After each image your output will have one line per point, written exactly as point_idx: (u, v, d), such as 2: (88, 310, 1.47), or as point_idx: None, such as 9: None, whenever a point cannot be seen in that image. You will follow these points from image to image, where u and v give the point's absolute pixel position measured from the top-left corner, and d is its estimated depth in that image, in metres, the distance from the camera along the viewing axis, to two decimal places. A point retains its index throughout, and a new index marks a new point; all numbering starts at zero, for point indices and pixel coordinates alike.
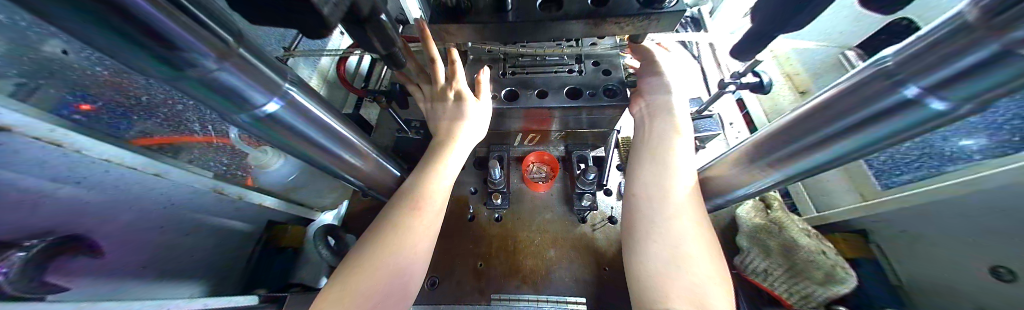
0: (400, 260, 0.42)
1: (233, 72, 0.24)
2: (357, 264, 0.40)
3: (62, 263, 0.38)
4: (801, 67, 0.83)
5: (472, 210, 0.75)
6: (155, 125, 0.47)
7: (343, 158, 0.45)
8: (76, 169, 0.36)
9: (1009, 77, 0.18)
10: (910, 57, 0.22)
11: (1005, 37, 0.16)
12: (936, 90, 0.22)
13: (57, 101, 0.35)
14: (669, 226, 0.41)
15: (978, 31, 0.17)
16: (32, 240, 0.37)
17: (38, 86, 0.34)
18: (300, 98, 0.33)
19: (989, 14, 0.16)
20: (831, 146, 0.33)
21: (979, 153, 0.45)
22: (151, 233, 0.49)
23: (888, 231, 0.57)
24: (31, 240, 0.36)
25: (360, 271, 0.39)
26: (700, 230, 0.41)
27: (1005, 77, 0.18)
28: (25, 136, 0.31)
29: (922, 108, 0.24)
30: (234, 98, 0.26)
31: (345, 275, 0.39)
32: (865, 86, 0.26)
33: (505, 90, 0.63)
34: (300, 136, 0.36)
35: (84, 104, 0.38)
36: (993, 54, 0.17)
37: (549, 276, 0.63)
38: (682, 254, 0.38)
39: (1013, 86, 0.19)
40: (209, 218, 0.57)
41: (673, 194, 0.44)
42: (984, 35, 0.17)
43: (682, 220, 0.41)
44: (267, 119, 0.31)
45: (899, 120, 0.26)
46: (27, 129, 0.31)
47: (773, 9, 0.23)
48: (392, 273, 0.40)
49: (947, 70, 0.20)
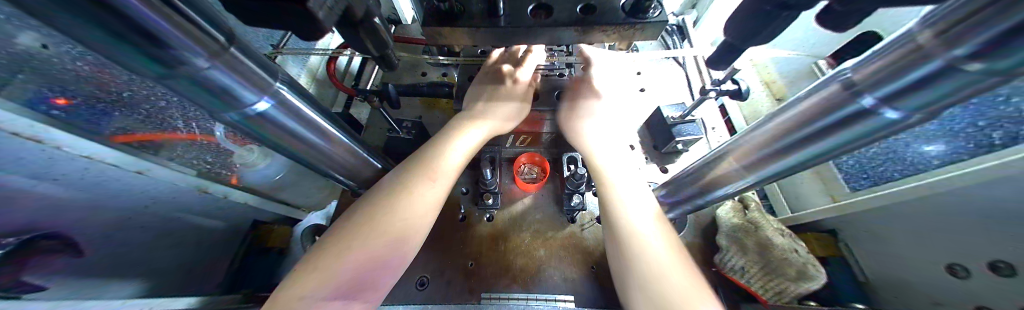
0: (375, 255, 0.39)
1: (224, 70, 0.24)
2: (331, 252, 0.37)
3: (39, 264, 0.36)
4: (777, 76, 0.87)
5: (464, 211, 0.75)
6: (138, 121, 0.47)
7: (331, 156, 0.45)
8: (55, 166, 0.36)
9: (951, 90, 0.20)
10: (869, 70, 0.24)
11: (950, 54, 0.17)
12: (890, 101, 0.24)
13: (30, 94, 0.34)
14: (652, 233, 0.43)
15: (927, 47, 0.19)
16: (8, 237, 0.36)
17: (11, 79, 0.33)
18: (290, 97, 0.33)
19: (934, 33, 0.18)
20: (798, 152, 0.35)
21: (933, 158, 0.49)
22: (133, 232, 0.48)
23: (858, 231, 0.60)
24: (6, 238, 0.35)
25: (336, 260, 0.37)
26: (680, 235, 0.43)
27: (951, 88, 0.20)
28: (7, 132, 0.31)
29: (876, 117, 0.26)
30: (225, 96, 0.26)
31: (317, 263, 0.36)
32: (827, 96, 0.29)
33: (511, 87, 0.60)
34: (288, 133, 0.36)
35: (61, 98, 0.37)
36: (939, 68, 0.19)
37: (539, 275, 0.64)
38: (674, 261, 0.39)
39: (957, 97, 0.21)
40: (194, 217, 0.55)
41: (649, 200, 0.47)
42: (933, 50, 0.19)
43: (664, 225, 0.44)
44: (256, 117, 0.31)
45: (857, 128, 0.28)
46: (6, 125, 0.30)
47: (745, 25, 0.25)
48: (365, 268, 0.37)
49: (902, 80, 0.22)
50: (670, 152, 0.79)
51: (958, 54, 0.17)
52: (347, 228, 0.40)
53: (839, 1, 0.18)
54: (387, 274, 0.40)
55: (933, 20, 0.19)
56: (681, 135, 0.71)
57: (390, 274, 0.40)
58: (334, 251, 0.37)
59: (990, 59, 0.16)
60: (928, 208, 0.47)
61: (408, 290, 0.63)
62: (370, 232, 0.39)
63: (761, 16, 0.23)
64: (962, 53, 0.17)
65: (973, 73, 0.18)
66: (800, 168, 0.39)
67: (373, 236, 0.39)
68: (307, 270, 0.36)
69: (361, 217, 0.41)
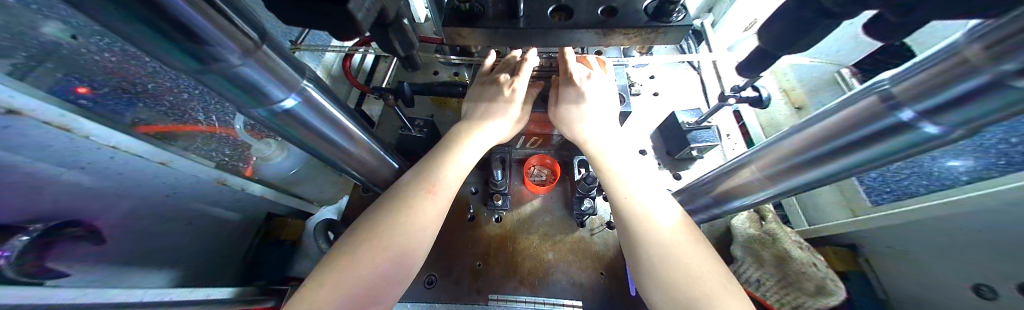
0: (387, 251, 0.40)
1: (255, 68, 0.24)
2: (349, 250, 0.39)
3: (60, 250, 0.37)
4: (797, 84, 0.85)
5: (472, 211, 0.75)
6: (161, 113, 0.48)
7: (353, 155, 0.45)
8: (79, 155, 0.36)
9: (998, 106, 0.19)
10: (909, 83, 0.23)
11: (999, 69, 0.17)
12: (931, 115, 0.23)
13: (54, 82, 0.34)
14: (663, 239, 0.42)
15: (973, 61, 0.18)
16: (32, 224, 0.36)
17: (38, 67, 0.34)
18: (316, 95, 0.33)
19: (983, 46, 0.17)
20: (825, 165, 0.34)
21: (963, 174, 0.47)
22: (156, 222, 0.48)
23: (879, 246, 0.58)
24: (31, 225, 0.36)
25: (353, 257, 0.38)
26: (694, 240, 0.42)
27: (1001, 106, 0.19)
28: (37, 121, 0.31)
29: (914, 131, 0.25)
30: (254, 92, 0.26)
31: (337, 261, 0.38)
32: (860, 108, 0.28)
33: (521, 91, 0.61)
34: (313, 131, 0.36)
35: (82, 87, 0.37)
36: (986, 84, 0.18)
37: (548, 278, 0.64)
38: (686, 270, 0.38)
39: (1006, 114, 0.20)
40: (210, 208, 0.56)
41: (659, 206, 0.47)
42: (978, 65, 0.18)
43: (675, 231, 0.43)
44: (283, 114, 0.31)
45: (892, 142, 0.27)
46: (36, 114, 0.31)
47: (778, 32, 0.25)
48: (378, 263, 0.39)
49: (945, 94, 0.21)
50: (683, 158, 0.77)
51: (1007, 70, 0.16)
52: (364, 228, 0.42)
53: (883, 9, 0.18)
54: (399, 270, 0.41)
55: (979, 34, 0.18)
56: (697, 141, 0.70)
57: (402, 271, 0.41)
58: (351, 248, 0.39)
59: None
60: (956, 226, 0.45)
61: (415, 287, 0.63)
62: (384, 231, 0.41)
63: (799, 24, 0.22)
64: (1013, 69, 0.16)
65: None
66: (822, 183, 0.38)
67: (387, 235, 0.41)
68: (327, 266, 0.38)
69: (376, 218, 0.43)
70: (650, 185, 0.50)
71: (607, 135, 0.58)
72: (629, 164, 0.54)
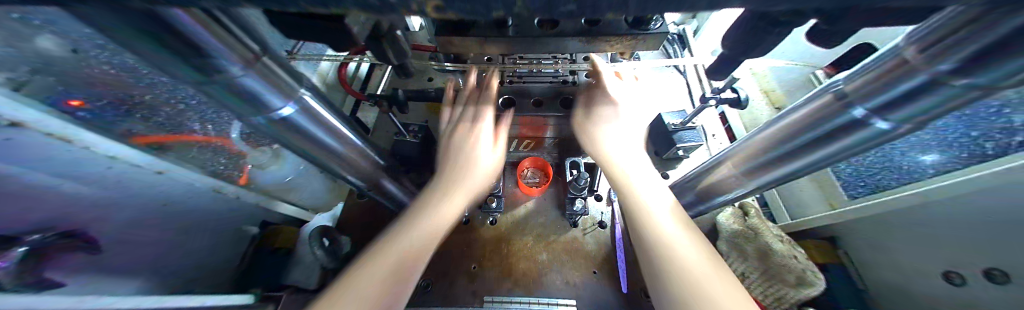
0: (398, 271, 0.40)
1: (255, 78, 0.26)
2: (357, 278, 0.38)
3: (59, 260, 0.37)
4: (775, 85, 0.89)
5: (467, 214, 0.76)
6: (157, 124, 0.48)
7: (347, 162, 0.46)
8: (79, 165, 0.38)
9: (934, 103, 0.21)
10: (859, 82, 0.25)
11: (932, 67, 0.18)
12: (881, 112, 0.25)
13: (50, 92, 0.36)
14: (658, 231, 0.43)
15: (913, 62, 0.20)
16: (32, 234, 0.36)
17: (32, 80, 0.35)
18: (312, 102, 0.34)
19: (920, 49, 0.19)
20: (794, 161, 0.36)
21: (930, 167, 0.49)
22: (149, 232, 0.48)
23: (857, 239, 0.60)
24: (31, 235, 0.36)
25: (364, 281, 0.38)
26: (693, 237, 0.42)
27: (939, 101, 0.21)
28: None
29: (869, 128, 0.26)
30: (254, 103, 0.27)
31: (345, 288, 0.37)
32: (821, 106, 0.29)
33: (501, 98, 0.69)
34: (310, 139, 0.37)
35: (75, 100, 0.39)
36: (924, 82, 0.20)
37: (541, 279, 0.65)
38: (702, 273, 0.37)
39: (943, 108, 0.21)
40: (204, 217, 0.56)
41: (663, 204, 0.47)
42: (919, 65, 0.20)
43: (673, 226, 0.43)
44: (280, 121, 0.32)
45: (853, 139, 0.28)
46: None
47: (740, 41, 0.27)
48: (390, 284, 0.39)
49: (891, 93, 0.23)
50: (670, 158, 0.80)
51: (942, 68, 0.18)
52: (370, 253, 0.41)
53: (826, 21, 0.20)
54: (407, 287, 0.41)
55: (914, 40, 0.20)
56: (682, 141, 0.73)
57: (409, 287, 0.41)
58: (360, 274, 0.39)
59: (972, 73, 0.17)
60: (933, 217, 0.47)
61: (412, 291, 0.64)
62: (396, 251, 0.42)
63: (756, 32, 0.24)
64: (944, 67, 0.18)
65: (956, 87, 0.19)
66: (797, 177, 0.39)
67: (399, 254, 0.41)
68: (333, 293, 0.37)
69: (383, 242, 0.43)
70: (656, 182, 0.51)
71: (624, 133, 0.59)
72: (638, 161, 0.54)
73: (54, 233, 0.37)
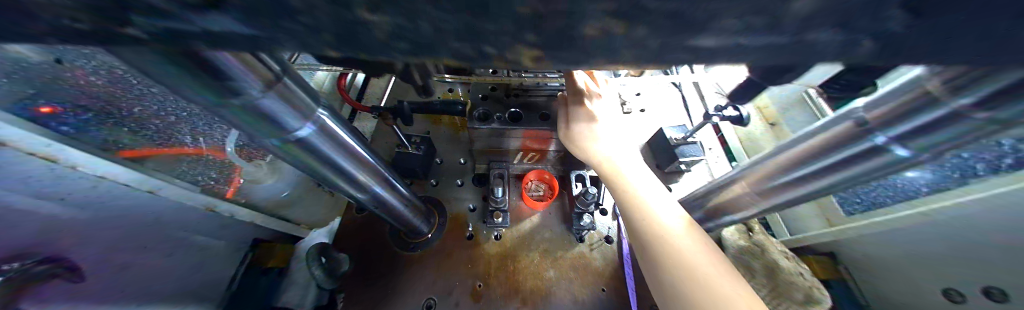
0: None
1: (276, 100, 0.24)
2: None
3: (38, 290, 0.33)
4: (769, 101, 0.93)
5: (471, 229, 0.74)
6: (144, 136, 0.45)
7: (360, 181, 0.44)
8: (62, 185, 0.35)
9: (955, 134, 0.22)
10: (881, 110, 0.26)
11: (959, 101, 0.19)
12: (902, 140, 0.26)
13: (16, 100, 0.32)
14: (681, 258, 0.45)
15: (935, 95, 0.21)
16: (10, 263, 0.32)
17: None
18: (331, 123, 0.32)
19: (939, 82, 0.21)
20: (810, 184, 0.37)
21: (924, 185, 0.52)
22: (138, 254, 0.45)
23: (855, 255, 0.61)
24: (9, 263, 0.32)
25: None
26: (692, 236, 0.47)
27: (957, 133, 0.22)
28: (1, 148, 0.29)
29: (888, 154, 0.28)
30: (273, 125, 0.26)
31: None
32: (839, 131, 0.30)
33: (509, 111, 0.69)
34: (323, 160, 0.35)
35: (45, 106, 0.35)
36: (945, 115, 0.21)
37: (549, 297, 0.63)
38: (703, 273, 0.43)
39: (962, 140, 0.23)
40: (193, 237, 0.52)
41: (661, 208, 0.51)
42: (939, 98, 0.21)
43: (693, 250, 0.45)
44: (295, 142, 0.30)
45: (872, 164, 0.30)
46: None
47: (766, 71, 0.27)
48: None
49: (910, 124, 0.24)
50: (673, 172, 0.81)
51: (969, 104, 0.19)
52: None
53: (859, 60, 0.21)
54: None
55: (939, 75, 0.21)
56: (684, 156, 0.74)
57: None
58: None
59: (1001, 111, 0.18)
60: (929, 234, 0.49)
61: None
62: None
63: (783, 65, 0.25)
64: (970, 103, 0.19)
65: (979, 121, 0.20)
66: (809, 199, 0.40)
67: None
68: None
69: None
70: (663, 199, 0.53)
71: (623, 148, 0.61)
72: (645, 176, 0.57)
73: (35, 260, 0.34)
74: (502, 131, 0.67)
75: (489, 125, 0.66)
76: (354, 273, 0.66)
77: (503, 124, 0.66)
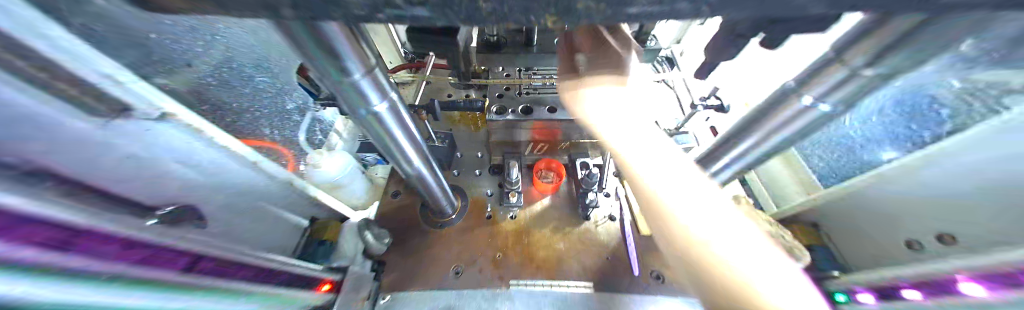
0: None
1: (370, 81, 0.36)
2: None
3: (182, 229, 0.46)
4: None
5: (489, 210, 0.84)
6: (228, 126, 0.58)
7: (411, 156, 0.55)
8: (202, 151, 0.52)
9: (853, 89, 0.31)
10: (806, 79, 0.36)
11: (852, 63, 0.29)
12: (821, 98, 0.35)
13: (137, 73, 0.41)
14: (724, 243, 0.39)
15: (834, 64, 0.31)
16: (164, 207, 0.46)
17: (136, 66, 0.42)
18: (398, 102, 0.44)
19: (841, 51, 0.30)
20: (768, 143, 0.46)
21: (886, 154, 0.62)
22: (229, 214, 0.57)
23: (831, 220, 0.70)
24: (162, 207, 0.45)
25: None
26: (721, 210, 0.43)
27: (852, 89, 0.31)
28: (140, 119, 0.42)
29: (814, 110, 0.37)
30: (364, 98, 0.37)
31: None
32: (782, 99, 0.40)
33: (522, 106, 0.80)
34: (388, 132, 0.46)
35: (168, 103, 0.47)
36: (847, 75, 0.30)
37: (561, 264, 0.71)
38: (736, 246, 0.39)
39: (858, 93, 0.32)
40: (262, 204, 0.65)
41: (687, 181, 0.44)
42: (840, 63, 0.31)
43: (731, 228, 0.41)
44: (373, 115, 0.41)
45: (806, 120, 0.39)
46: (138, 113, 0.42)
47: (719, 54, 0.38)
48: None
49: (826, 85, 0.33)
50: None
51: (862, 64, 0.28)
52: None
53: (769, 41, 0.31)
54: None
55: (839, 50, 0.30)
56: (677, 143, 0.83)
57: None
58: None
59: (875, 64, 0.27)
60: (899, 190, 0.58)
61: (443, 277, 0.69)
62: None
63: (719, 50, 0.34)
64: (863, 62, 0.28)
65: (865, 77, 0.29)
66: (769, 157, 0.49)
67: None
68: None
69: None
70: (690, 183, 0.44)
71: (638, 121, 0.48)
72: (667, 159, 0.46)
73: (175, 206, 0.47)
74: (517, 122, 0.78)
75: (505, 117, 0.76)
76: (396, 245, 0.75)
77: (517, 116, 0.77)
